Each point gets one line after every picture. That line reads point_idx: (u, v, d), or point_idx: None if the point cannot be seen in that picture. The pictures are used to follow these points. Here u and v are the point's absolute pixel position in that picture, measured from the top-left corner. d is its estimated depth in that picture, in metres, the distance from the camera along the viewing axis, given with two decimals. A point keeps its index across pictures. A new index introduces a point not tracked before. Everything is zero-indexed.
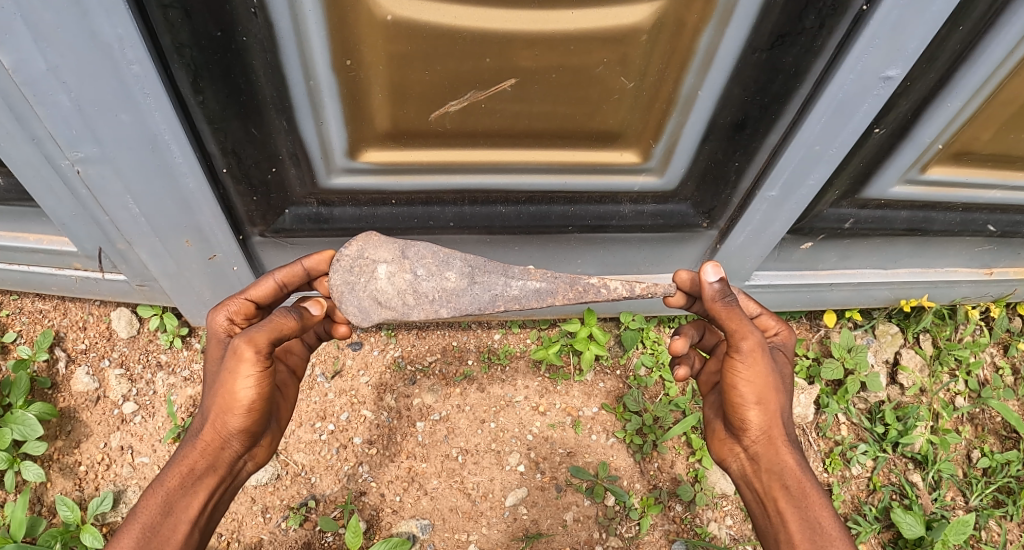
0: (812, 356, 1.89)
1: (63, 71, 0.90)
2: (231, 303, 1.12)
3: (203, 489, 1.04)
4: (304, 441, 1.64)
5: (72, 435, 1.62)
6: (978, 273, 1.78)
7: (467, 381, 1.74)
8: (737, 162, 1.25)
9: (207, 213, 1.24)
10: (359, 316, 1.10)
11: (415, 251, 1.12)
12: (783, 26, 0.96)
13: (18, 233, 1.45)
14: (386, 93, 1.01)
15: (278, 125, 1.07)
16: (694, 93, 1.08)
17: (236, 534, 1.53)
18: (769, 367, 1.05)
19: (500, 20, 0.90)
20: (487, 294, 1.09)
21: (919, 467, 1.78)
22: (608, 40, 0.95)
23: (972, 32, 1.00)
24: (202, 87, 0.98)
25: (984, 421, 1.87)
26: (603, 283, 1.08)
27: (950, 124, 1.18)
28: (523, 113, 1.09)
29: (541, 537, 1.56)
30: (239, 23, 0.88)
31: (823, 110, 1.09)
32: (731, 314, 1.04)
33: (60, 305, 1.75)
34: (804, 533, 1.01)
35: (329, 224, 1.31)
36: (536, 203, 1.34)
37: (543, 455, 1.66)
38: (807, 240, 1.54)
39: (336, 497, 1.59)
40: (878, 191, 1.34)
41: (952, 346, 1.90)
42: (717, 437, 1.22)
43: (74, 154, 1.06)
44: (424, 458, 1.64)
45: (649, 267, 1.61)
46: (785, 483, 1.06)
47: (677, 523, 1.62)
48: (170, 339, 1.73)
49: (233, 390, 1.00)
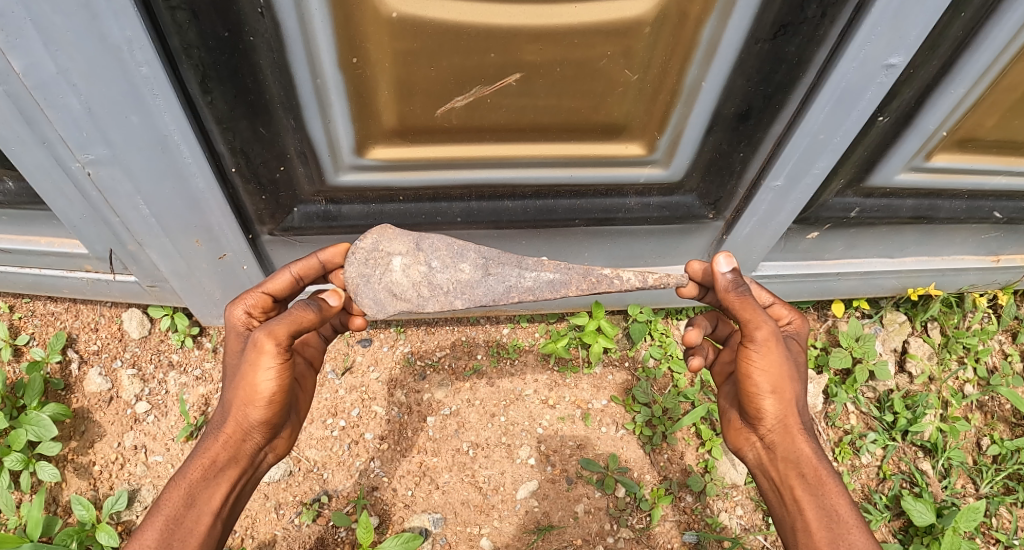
0: (819, 346, 1.89)
1: (74, 74, 0.91)
2: (249, 297, 1.14)
3: (226, 480, 1.05)
4: (315, 437, 1.66)
5: (86, 435, 1.63)
6: (985, 260, 1.77)
7: (477, 376, 1.75)
8: (742, 152, 1.26)
9: (216, 212, 1.24)
10: (374, 308, 1.10)
11: (429, 243, 1.13)
12: (785, 16, 0.96)
13: (29, 237, 1.46)
14: (393, 89, 1.02)
15: (285, 124, 1.08)
16: (698, 84, 1.08)
17: (250, 531, 1.55)
18: (784, 356, 1.06)
19: (505, 14, 0.90)
20: (501, 286, 1.09)
21: (929, 455, 1.77)
22: (612, 33, 0.96)
23: (975, 19, 1.00)
24: (210, 88, 0.99)
25: (994, 409, 1.86)
26: (617, 274, 1.09)
27: (955, 110, 1.17)
28: (528, 107, 1.09)
29: (552, 529, 1.56)
30: (245, 23, 0.89)
31: (827, 99, 1.09)
32: (744, 303, 1.04)
33: (72, 308, 1.77)
34: (821, 522, 1.02)
35: (337, 221, 1.33)
36: (543, 197, 1.34)
37: (553, 448, 1.67)
38: (813, 230, 1.54)
39: (348, 493, 1.60)
40: (883, 178, 1.34)
41: (960, 334, 1.90)
42: (733, 427, 1.23)
43: (86, 156, 1.08)
44: (435, 452, 1.65)
45: (657, 260, 1.61)
46: (801, 471, 1.07)
47: (688, 514, 1.61)
48: (181, 339, 1.75)
49: (254, 382, 1.02)
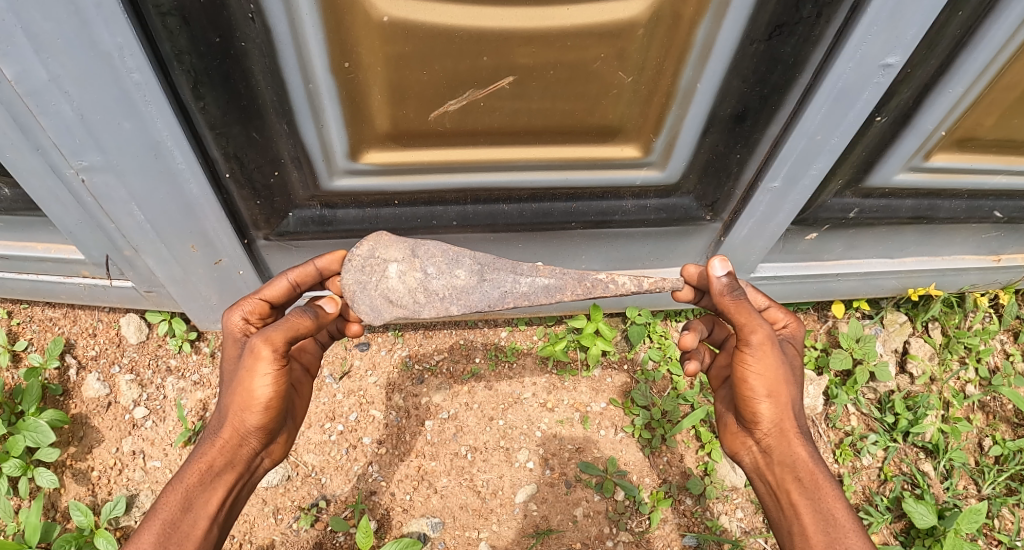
0: (820, 347, 1.88)
1: (65, 81, 0.91)
2: (247, 303, 1.14)
3: (222, 485, 1.05)
4: (314, 442, 1.65)
5: (85, 441, 1.63)
6: (986, 259, 1.76)
7: (475, 379, 1.75)
8: (739, 154, 1.25)
9: (211, 217, 1.24)
10: (371, 314, 1.11)
11: (425, 249, 1.12)
12: (780, 16, 0.95)
13: (26, 243, 1.46)
14: (386, 93, 1.02)
15: (279, 128, 1.08)
16: (693, 85, 1.07)
17: (248, 536, 1.54)
18: (780, 359, 1.05)
19: (496, 17, 0.90)
20: (496, 291, 1.09)
21: (931, 456, 1.76)
22: (605, 35, 0.95)
23: (973, 17, 1.00)
24: (203, 93, 0.99)
25: (996, 409, 1.85)
26: (612, 278, 1.09)
27: (953, 109, 1.16)
28: (522, 110, 1.09)
29: (552, 533, 1.55)
30: (236, 28, 0.89)
31: (823, 99, 1.08)
32: (740, 307, 1.04)
33: (70, 313, 1.77)
34: (818, 526, 1.01)
35: (332, 226, 1.32)
36: (539, 200, 1.34)
37: (552, 451, 1.66)
38: (812, 231, 1.53)
39: (346, 497, 1.60)
40: (881, 179, 1.34)
41: (962, 334, 1.89)
42: (730, 431, 1.22)
43: (80, 162, 1.08)
44: (434, 457, 1.65)
45: (655, 262, 1.60)
46: (797, 474, 1.06)
47: (688, 517, 1.60)
48: (179, 344, 1.75)
49: (251, 388, 1.02)
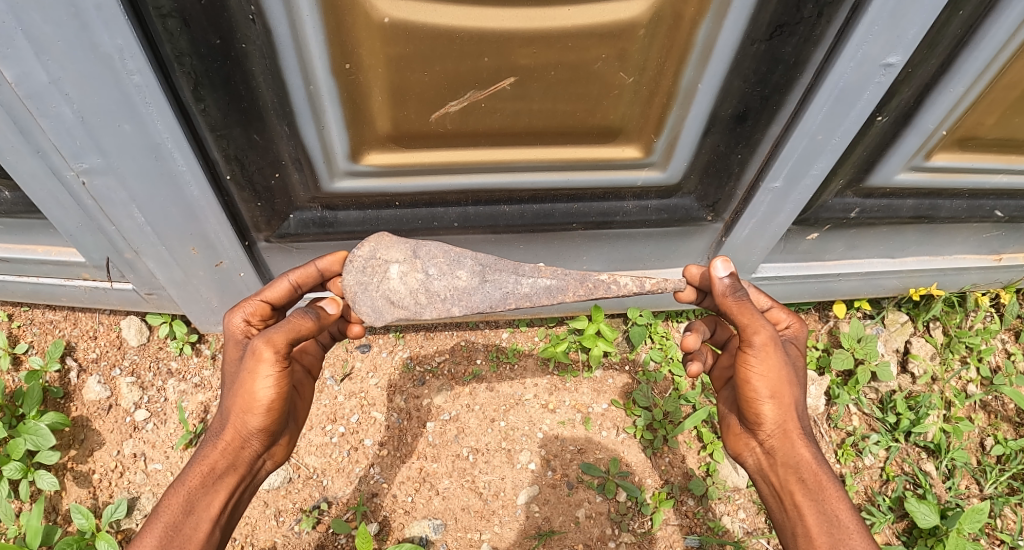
0: (821, 347, 1.88)
1: (66, 83, 0.91)
2: (248, 304, 1.13)
3: (224, 488, 1.05)
4: (315, 444, 1.65)
5: (85, 444, 1.63)
6: (988, 259, 1.75)
7: (476, 381, 1.75)
8: (740, 154, 1.25)
9: (211, 219, 1.24)
10: (372, 316, 1.11)
11: (426, 250, 1.12)
12: (781, 16, 0.95)
13: (26, 246, 1.46)
14: (387, 94, 1.01)
15: (280, 130, 1.08)
16: (694, 86, 1.07)
17: (249, 539, 1.54)
18: (783, 360, 1.05)
19: (497, 18, 0.89)
20: (498, 292, 1.09)
21: (932, 456, 1.76)
22: (606, 36, 0.95)
23: (974, 16, 1.00)
24: (203, 95, 0.99)
25: (997, 409, 1.85)
26: (613, 279, 1.09)
27: (954, 109, 1.16)
28: (523, 111, 1.08)
29: (554, 534, 1.55)
30: (236, 30, 0.89)
31: (825, 99, 1.08)
32: (742, 308, 1.04)
33: (70, 316, 1.77)
34: (821, 527, 1.01)
35: (333, 227, 1.32)
36: (540, 201, 1.34)
37: (554, 453, 1.66)
38: (813, 231, 1.53)
39: (348, 499, 1.59)
40: (882, 179, 1.33)
41: (963, 334, 1.89)
42: (733, 432, 1.22)
43: (80, 165, 1.07)
44: (435, 458, 1.64)
45: (656, 263, 1.60)
46: (801, 476, 1.06)
47: (690, 518, 1.60)
48: (180, 347, 1.75)
49: (253, 390, 1.02)
